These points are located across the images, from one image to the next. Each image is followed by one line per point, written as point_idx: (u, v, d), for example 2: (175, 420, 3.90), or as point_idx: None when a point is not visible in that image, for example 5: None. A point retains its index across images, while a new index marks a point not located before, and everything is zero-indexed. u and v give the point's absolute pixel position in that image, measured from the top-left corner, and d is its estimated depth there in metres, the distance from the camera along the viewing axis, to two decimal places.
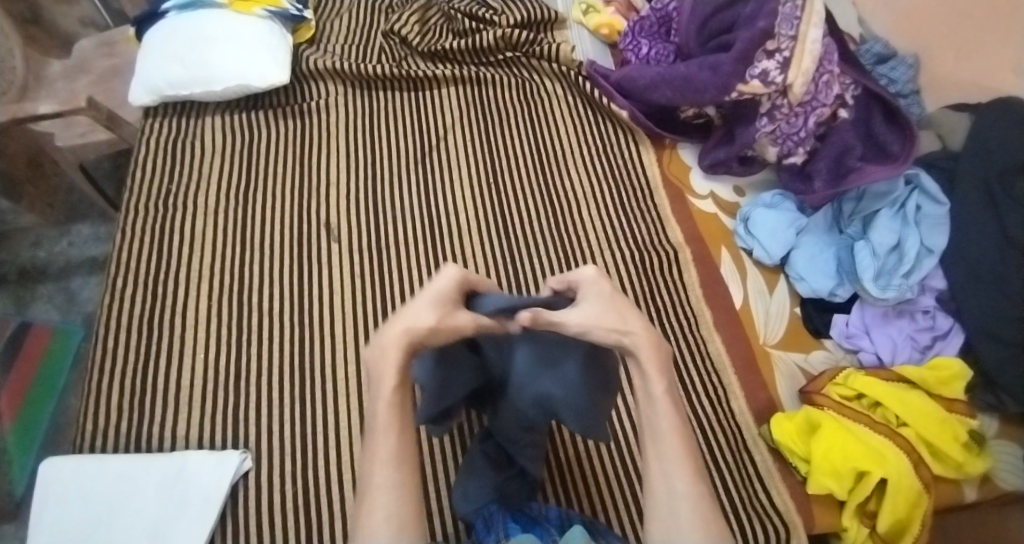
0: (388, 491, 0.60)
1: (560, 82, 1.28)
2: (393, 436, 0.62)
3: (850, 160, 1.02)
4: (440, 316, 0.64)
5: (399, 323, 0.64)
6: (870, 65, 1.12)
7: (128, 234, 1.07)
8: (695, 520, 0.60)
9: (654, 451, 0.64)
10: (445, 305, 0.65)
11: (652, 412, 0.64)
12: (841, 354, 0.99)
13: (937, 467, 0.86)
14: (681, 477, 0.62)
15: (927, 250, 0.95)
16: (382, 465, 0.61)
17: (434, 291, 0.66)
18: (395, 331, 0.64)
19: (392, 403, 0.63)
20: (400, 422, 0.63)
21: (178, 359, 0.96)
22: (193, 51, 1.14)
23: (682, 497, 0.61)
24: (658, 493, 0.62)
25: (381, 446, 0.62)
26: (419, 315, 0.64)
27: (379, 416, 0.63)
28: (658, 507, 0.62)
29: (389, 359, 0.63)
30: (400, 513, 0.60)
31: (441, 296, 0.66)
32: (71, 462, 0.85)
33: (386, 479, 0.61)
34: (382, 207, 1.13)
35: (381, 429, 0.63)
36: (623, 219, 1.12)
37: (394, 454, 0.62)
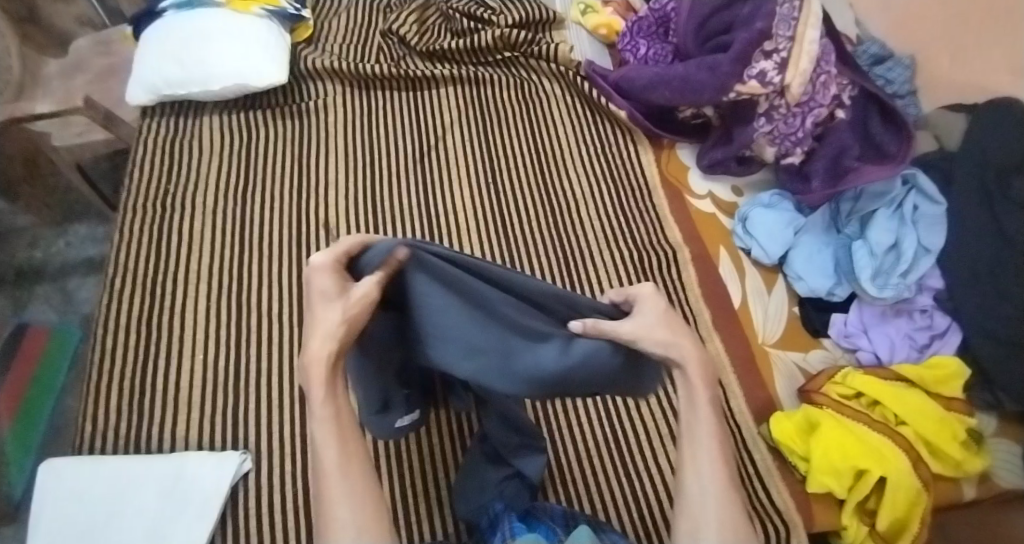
0: (343, 500, 0.54)
1: (558, 83, 1.28)
2: (336, 445, 0.55)
3: (848, 160, 1.02)
4: (345, 304, 0.55)
5: (317, 341, 0.55)
6: (867, 66, 1.13)
7: (126, 233, 1.06)
8: (726, 525, 0.57)
9: (684, 450, 0.61)
10: (339, 292, 0.56)
11: (688, 412, 0.60)
12: (839, 353, 0.99)
13: (936, 465, 0.86)
14: (712, 479, 0.59)
15: (924, 250, 0.95)
16: (332, 475, 0.54)
17: (322, 292, 0.56)
18: (318, 345, 0.54)
19: (326, 410, 0.55)
20: (341, 424, 0.56)
21: (177, 359, 0.96)
22: (190, 50, 1.13)
23: (712, 501, 0.58)
24: (689, 497, 0.59)
25: (323, 457, 0.55)
26: (326, 319, 0.55)
27: (317, 429, 0.55)
28: (687, 509, 0.59)
29: (312, 366, 0.54)
30: (364, 521, 0.53)
31: (334, 285, 0.56)
32: (72, 463, 0.84)
33: (337, 490, 0.54)
34: (382, 207, 1.13)
35: (322, 441, 0.55)
36: (621, 219, 1.12)
37: (340, 462, 0.55)
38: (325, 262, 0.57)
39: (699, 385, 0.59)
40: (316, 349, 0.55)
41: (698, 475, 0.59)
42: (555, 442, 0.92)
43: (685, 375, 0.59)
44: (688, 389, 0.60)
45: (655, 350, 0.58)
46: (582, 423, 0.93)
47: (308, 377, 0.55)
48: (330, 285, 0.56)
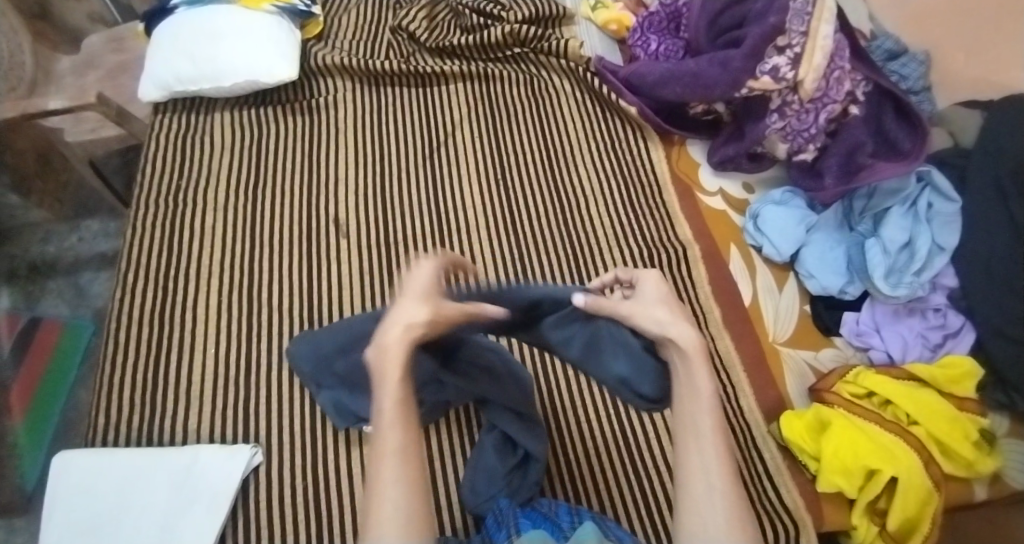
0: (393, 487, 0.50)
1: (568, 78, 1.27)
2: (400, 436, 0.52)
3: (862, 157, 1.01)
4: (436, 306, 0.55)
5: (398, 330, 0.53)
6: (881, 62, 1.11)
7: (138, 229, 1.06)
8: (732, 522, 0.52)
9: (687, 444, 0.56)
10: (434, 291, 0.56)
11: (691, 402, 0.57)
12: (850, 352, 0.98)
13: (948, 465, 0.85)
14: (720, 475, 0.54)
15: (939, 248, 0.94)
16: (390, 463, 0.51)
17: (412, 289, 0.56)
18: (397, 328, 0.53)
19: (398, 398, 0.52)
20: (406, 417, 0.52)
21: (188, 355, 0.96)
22: (202, 46, 1.14)
23: (719, 497, 0.53)
24: (692, 491, 0.54)
25: (385, 445, 0.51)
26: (416, 308, 0.54)
27: (383, 416, 0.52)
28: (690, 505, 0.53)
29: (393, 352, 0.53)
30: (412, 518, 0.50)
31: (426, 289, 0.56)
32: (84, 456, 0.85)
33: (390, 478, 0.51)
34: (391, 203, 1.13)
35: (384, 430, 0.52)
36: (631, 216, 1.12)
37: (401, 455, 0.51)
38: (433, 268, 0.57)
39: (699, 369, 0.57)
40: (396, 333, 0.53)
41: (703, 470, 0.54)
42: (559, 440, 0.91)
43: (685, 357, 0.57)
44: (690, 373, 0.57)
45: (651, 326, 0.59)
46: (588, 421, 0.93)
47: (384, 362, 0.53)
48: (433, 284, 0.56)
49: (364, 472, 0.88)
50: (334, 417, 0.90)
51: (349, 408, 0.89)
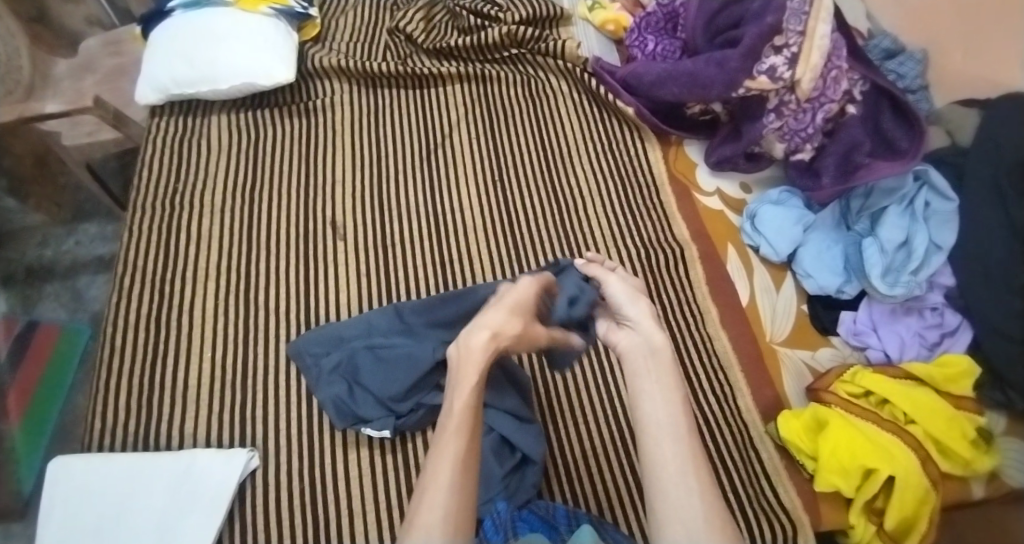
0: (443, 489, 0.59)
1: (565, 79, 1.27)
2: (462, 438, 0.62)
3: (859, 156, 1.01)
4: (525, 324, 0.69)
5: (479, 333, 0.67)
6: (879, 61, 1.11)
7: (136, 232, 1.07)
8: (710, 521, 0.57)
9: (662, 448, 0.61)
10: (525, 312, 0.70)
11: (664, 408, 0.63)
12: (848, 351, 0.99)
13: (945, 464, 0.85)
14: (695, 475, 0.60)
15: (936, 247, 0.94)
16: (446, 461, 0.61)
17: (516, 300, 0.71)
18: (480, 336, 0.66)
19: (468, 402, 0.64)
20: (471, 426, 0.63)
21: (185, 359, 0.97)
22: (199, 49, 1.14)
23: (696, 497, 0.58)
24: (670, 489, 0.59)
25: (449, 442, 0.62)
26: (505, 322, 0.68)
27: (452, 416, 0.63)
28: (669, 502, 0.59)
29: (473, 361, 0.66)
30: (457, 512, 0.59)
31: (520, 305, 0.70)
32: (81, 460, 0.86)
33: (444, 476, 0.60)
34: (387, 205, 1.13)
35: (449, 430, 0.63)
36: (629, 217, 1.12)
37: (459, 454, 0.61)
38: (526, 289, 0.72)
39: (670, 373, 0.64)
40: (481, 345, 0.66)
41: (680, 472, 0.59)
42: (555, 442, 0.92)
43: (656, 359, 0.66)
44: (662, 379, 0.64)
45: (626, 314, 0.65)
46: (586, 422, 0.94)
47: (463, 366, 0.66)
48: (524, 301, 0.70)
49: (362, 475, 0.89)
50: (333, 416, 0.90)
51: (350, 408, 0.90)
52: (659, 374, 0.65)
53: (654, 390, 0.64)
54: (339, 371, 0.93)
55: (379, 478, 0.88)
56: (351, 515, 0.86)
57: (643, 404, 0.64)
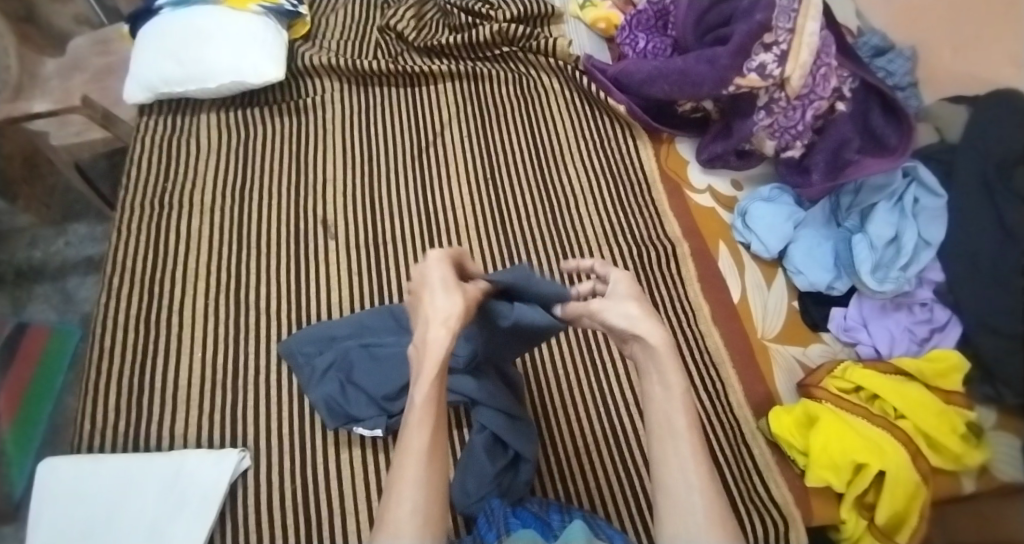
0: (414, 484, 0.58)
1: (556, 77, 1.27)
2: (428, 434, 0.61)
3: (848, 154, 1.02)
4: (464, 296, 0.65)
5: (433, 329, 0.62)
6: (868, 58, 1.11)
7: (124, 232, 1.06)
8: (712, 520, 0.57)
9: (665, 446, 0.61)
10: (457, 285, 0.66)
11: (665, 406, 0.62)
12: (839, 346, 1.00)
13: (936, 459, 0.85)
14: (697, 472, 0.59)
15: (925, 243, 0.93)
16: (414, 459, 0.59)
17: (440, 279, 0.66)
18: (437, 330, 0.62)
19: (428, 395, 0.61)
20: (434, 417, 0.62)
21: (175, 359, 0.96)
22: (188, 47, 1.13)
23: (697, 496, 0.58)
24: (672, 491, 0.59)
25: (415, 440, 0.60)
26: (448, 305, 0.64)
27: (415, 413, 0.61)
28: (672, 504, 0.59)
29: (431, 357, 0.62)
30: (427, 508, 0.58)
31: (446, 282, 0.66)
32: (70, 462, 0.85)
33: (413, 474, 0.59)
34: (378, 203, 1.13)
35: (412, 425, 0.61)
36: (619, 214, 1.13)
37: (427, 450, 0.60)
38: (445, 262, 0.67)
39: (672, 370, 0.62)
40: (435, 336, 0.62)
41: (681, 470, 0.59)
42: (548, 439, 0.92)
43: (656, 357, 0.63)
44: (665, 377, 0.63)
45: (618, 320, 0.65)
46: (579, 418, 0.94)
47: (421, 361, 0.62)
48: (454, 276, 0.66)
49: (355, 474, 0.88)
50: (325, 416, 0.90)
51: (342, 407, 0.89)
52: (662, 370, 0.63)
53: (656, 388, 0.64)
54: (332, 371, 0.92)
55: (370, 478, 0.88)
56: (343, 514, 0.86)
57: (651, 402, 0.63)
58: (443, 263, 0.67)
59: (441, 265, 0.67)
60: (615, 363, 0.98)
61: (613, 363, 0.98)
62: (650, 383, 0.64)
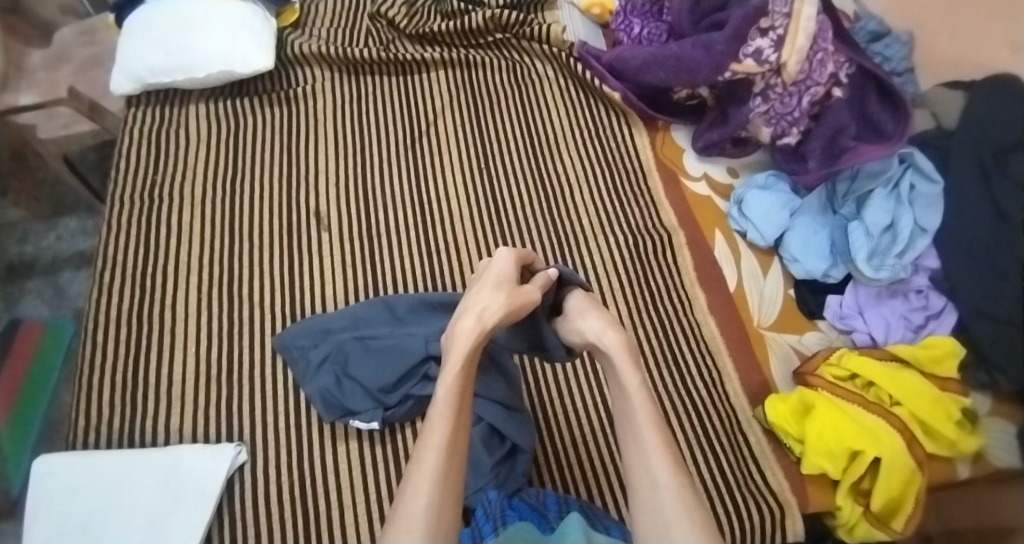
0: (430, 479, 0.59)
1: (552, 64, 1.26)
2: (449, 428, 0.61)
3: (844, 140, 1.01)
4: (508, 295, 0.70)
5: (468, 317, 0.68)
6: (864, 44, 1.09)
7: (115, 225, 1.05)
8: (684, 512, 0.58)
9: (632, 447, 0.63)
10: (507, 283, 0.72)
11: (626, 408, 0.65)
12: (835, 334, 0.99)
13: (931, 445, 0.85)
14: (663, 470, 0.60)
15: (921, 229, 0.92)
16: (433, 455, 0.60)
17: (494, 276, 0.72)
18: (467, 319, 0.68)
19: (451, 387, 0.64)
20: (456, 417, 0.63)
21: (168, 354, 0.96)
22: (175, 36, 1.11)
23: (665, 491, 0.59)
24: (642, 491, 0.61)
25: (435, 434, 0.61)
26: (489, 298, 0.70)
27: (438, 406, 0.63)
28: (644, 504, 0.60)
29: (459, 343, 0.67)
30: (441, 508, 0.58)
31: (500, 278, 0.72)
32: (65, 459, 0.85)
33: (431, 469, 0.59)
34: (374, 194, 1.12)
35: (435, 421, 0.62)
36: (617, 202, 1.12)
37: (446, 445, 0.61)
38: (507, 262, 0.74)
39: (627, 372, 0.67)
40: (468, 324, 0.68)
41: (647, 469, 0.61)
42: (544, 430, 0.92)
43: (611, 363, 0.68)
44: (621, 381, 0.67)
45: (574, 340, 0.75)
46: (575, 408, 0.94)
47: (451, 346, 0.67)
48: (508, 275, 0.72)
49: (353, 466, 0.88)
50: (320, 409, 0.89)
51: (338, 400, 0.89)
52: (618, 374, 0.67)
53: (616, 392, 0.67)
54: (328, 364, 0.92)
55: (368, 470, 0.88)
56: (341, 507, 0.86)
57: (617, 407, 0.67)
58: (504, 262, 0.73)
59: (498, 266, 0.73)
60: None
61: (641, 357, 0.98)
62: (612, 389, 0.68)
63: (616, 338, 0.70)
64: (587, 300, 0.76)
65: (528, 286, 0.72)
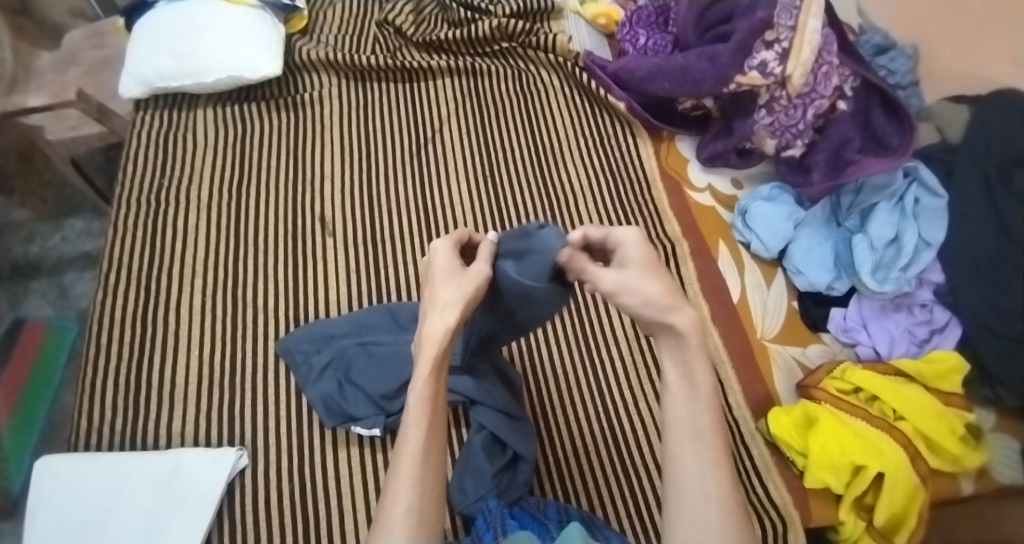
0: (408, 484, 0.59)
1: (557, 74, 1.26)
2: (424, 432, 0.60)
3: (849, 153, 1.01)
4: (464, 284, 0.63)
5: (433, 319, 0.62)
6: (869, 57, 1.09)
7: (120, 228, 1.05)
8: (728, 529, 0.57)
9: (684, 446, 0.60)
10: (457, 270, 0.64)
11: (687, 404, 0.60)
12: (838, 347, 0.99)
13: (934, 460, 0.84)
14: (716, 483, 0.58)
15: (925, 243, 0.93)
16: (410, 459, 0.59)
17: (441, 268, 0.64)
18: (433, 320, 0.61)
19: (423, 392, 0.61)
20: (430, 418, 0.61)
21: (171, 357, 0.96)
22: (184, 40, 1.12)
23: (715, 504, 0.58)
24: (690, 495, 0.58)
25: (410, 437, 0.60)
26: (445, 295, 0.62)
27: (411, 408, 0.61)
28: (688, 510, 0.58)
29: (427, 348, 0.61)
30: (422, 509, 0.58)
31: (448, 267, 0.64)
32: (66, 461, 0.84)
33: (409, 473, 0.59)
34: (377, 199, 1.12)
35: (410, 424, 0.60)
36: (619, 211, 1.12)
37: (421, 450, 0.60)
38: (447, 247, 0.65)
39: (699, 364, 0.60)
40: (434, 324, 0.61)
41: (699, 477, 0.58)
42: (546, 438, 0.92)
43: (684, 344, 0.60)
44: (689, 370, 0.60)
45: (643, 303, 0.59)
46: (578, 416, 0.94)
47: (419, 351, 0.61)
48: (456, 263, 0.64)
49: (354, 473, 0.88)
50: (322, 414, 0.89)
51: (340, 406, 0.89)
52: (686, 362, 0.60)
53: (679, 382, 0.61)
54: (331, 370, 0.92)
55: (368, 476, 0.88)
56: (342, 512, 0.85)
57: (670, 395, 0.61)
58: (446, 252, 0.65)
59: (437, 253, 0.65)
60: (606, 363, 0.97)
61: (635, 363, 0.97)
62: (669, 371, 0.62)
63: (694, 320, 0.59)
64: (656, 261, 0.62)
65: (476, 265, 0.65)
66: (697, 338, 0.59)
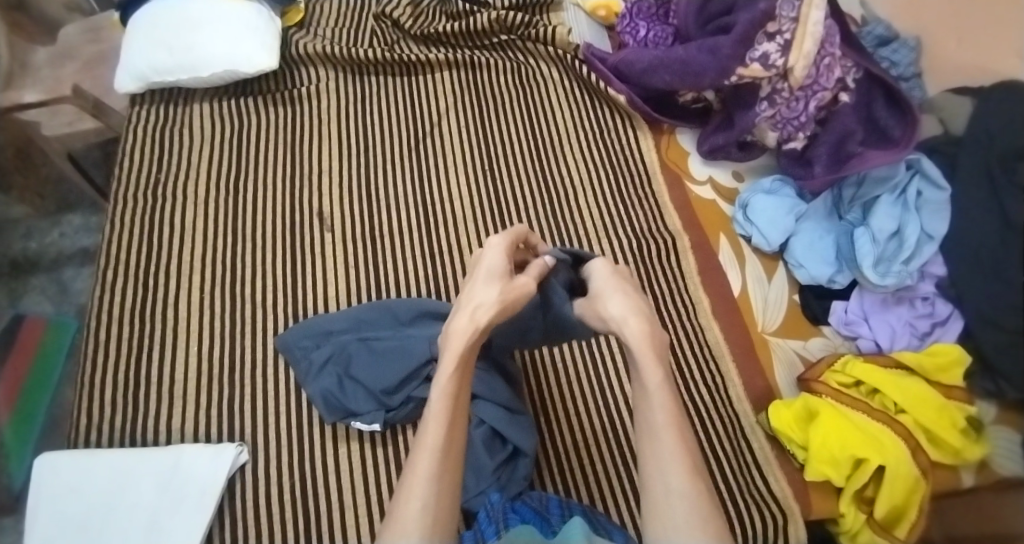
0: (424, 482, 0.58)
1: (557, 66, 1.25)
2: (443, 429, 0.61)
3: (851, 145, 0.99)
4: (504, 289, 0.67)
5: (465, 315, 0.66)
6: (872, 48, 1.08)
7: (118, 225, 1.05)
8: (698, 522, 0.57)
9: (646, 447, 0.61)
10: (502, 276, 0.69)
11: (646, 404, 0.62)
12: (839, 341, 0.98)
13: (936, 454, 0.83)
14: (678, 476, 0.58)
15: (928, 236, 0.90)
16: (428, 455, 0.59)
17: (489, 270, 0.69)
18: (462, 317, 0.65)
19: (447, 389, 0.62)
20: (452, 414, 0.62)
21: (170, 354, 0.95)
22: (180, 34, 1.11)
23: (682, 501, 0.57)
24: (655, 492, 0.59)
25: (430, 434, 0.60)
26: (483, 294, 0.67)
27: (433, 405, 0.62)
28: (656, 508, 0.58)
29: (456, 341, 0.64)
30: (437, 508, 0.58)
31: (493, 270, 0.69)
32: (66, 457, 0.84)
33: (426, 470, 0.59)
34: (376, 193, 1.11)
35: (429, 420, 0.61)
36: (620, 205, 1.12)
37: (441, 446, 0.60)
38: (500, 245, 0.71)
39: (652, 364, 0.63)
40: (466, 321, 0.65)
41: (661, 474, 0.59)
42: (546, 434, 0.91)
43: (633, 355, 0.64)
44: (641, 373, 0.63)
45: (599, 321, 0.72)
46: (577, 412, 0.93)
47: (446, 347, 0.64)
48: (501, 268, 0.69)
49: (353, 468, 0.88)
50: (322, 409, 0.89)
51: (340, 401, 0.88)
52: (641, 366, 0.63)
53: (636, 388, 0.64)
54: (330, 365, 0.91)
55: (369, 471, 0.88)
56: (342, 507, 0.85)
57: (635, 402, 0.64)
58: (494, 254, 0.70)
59: (491, 251, 0.71)
60: (614, 356, 0.97)
61: None
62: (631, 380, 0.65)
63: (639, 326, 0.66)
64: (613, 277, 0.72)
65: (521, 277, 0.69)
66: (642, 345, 0.64)
